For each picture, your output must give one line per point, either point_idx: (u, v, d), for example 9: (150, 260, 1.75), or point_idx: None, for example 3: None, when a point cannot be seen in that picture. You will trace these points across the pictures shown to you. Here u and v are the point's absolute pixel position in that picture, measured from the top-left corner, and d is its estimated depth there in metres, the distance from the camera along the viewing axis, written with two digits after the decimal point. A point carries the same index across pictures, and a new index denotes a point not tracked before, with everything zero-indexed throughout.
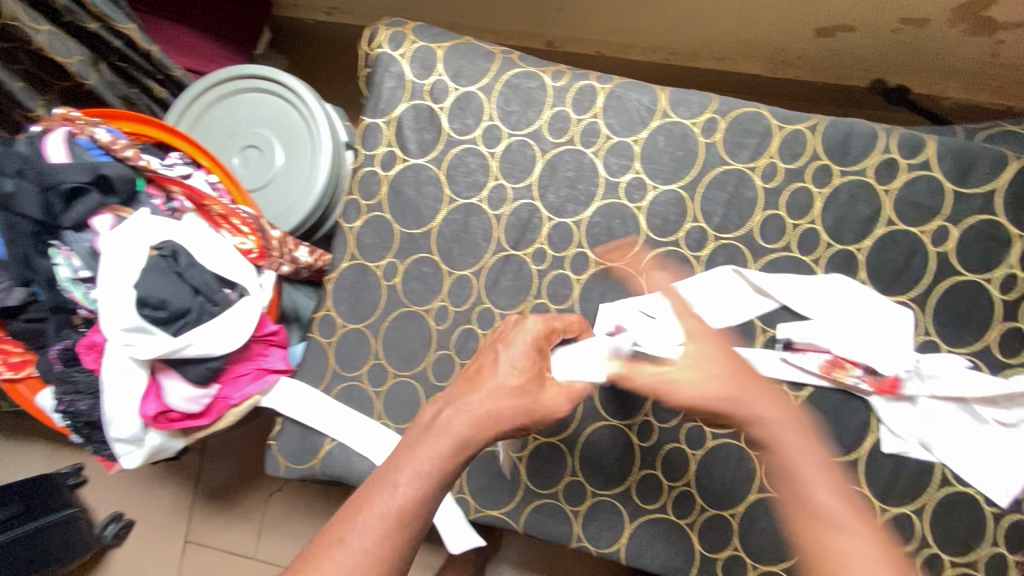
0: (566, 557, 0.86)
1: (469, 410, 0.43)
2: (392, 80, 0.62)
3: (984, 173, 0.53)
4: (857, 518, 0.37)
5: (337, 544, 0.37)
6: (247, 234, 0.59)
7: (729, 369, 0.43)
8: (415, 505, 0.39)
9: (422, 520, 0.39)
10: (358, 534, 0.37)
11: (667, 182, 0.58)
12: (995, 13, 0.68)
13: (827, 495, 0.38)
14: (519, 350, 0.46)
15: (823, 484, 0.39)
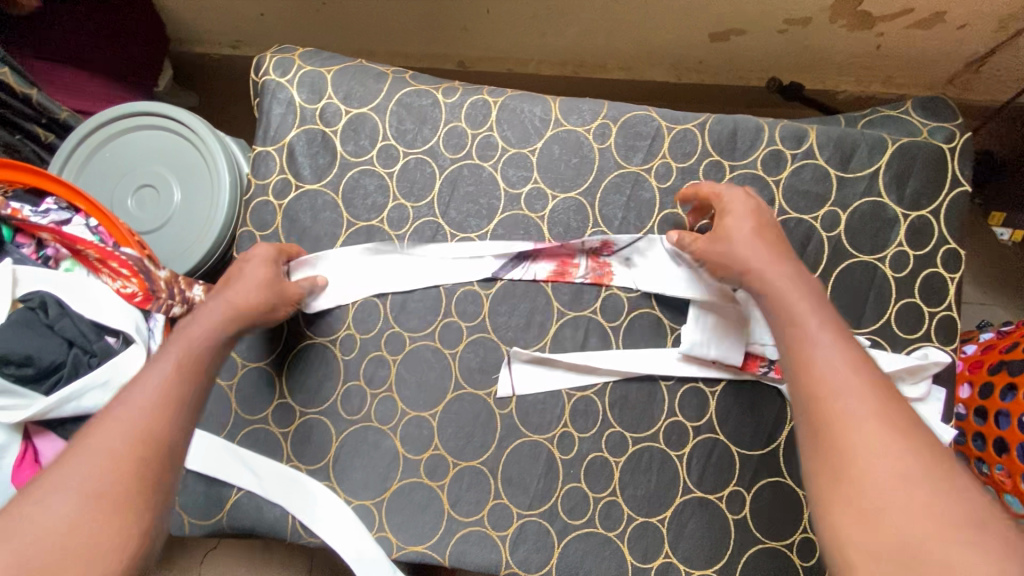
0: None
1: (223, 302, 0.47)
2: (281, 107, 0.60)
3: (863, 157, 0.55)
4: (865, 367, 0.36)
5: (105, 418, 0.36)
6: (128, 277, 0.55)
7: (755, 232, 0.46)
8: (176, 369, 0.40)
9: (193, 380, 0.41)
10: (135, 399, 0.38)
11: (566, 189, 0.57)
12: (867, 8, 0.71)
13: (840, 366, 0.36)
14: (255, 278, 0.50)
15: (826, 330, 0.38)
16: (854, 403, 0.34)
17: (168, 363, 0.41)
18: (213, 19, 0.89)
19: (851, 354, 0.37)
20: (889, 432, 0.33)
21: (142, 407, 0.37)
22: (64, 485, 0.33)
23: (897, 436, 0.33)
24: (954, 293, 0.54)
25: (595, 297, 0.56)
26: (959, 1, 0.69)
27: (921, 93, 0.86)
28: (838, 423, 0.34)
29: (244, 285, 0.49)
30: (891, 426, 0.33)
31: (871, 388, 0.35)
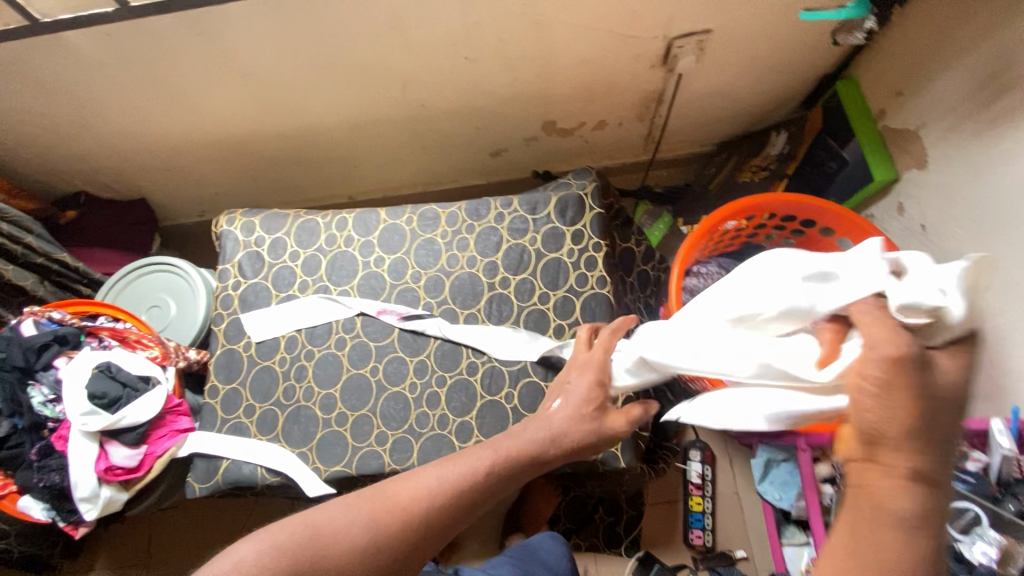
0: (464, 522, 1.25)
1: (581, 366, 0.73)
2: (231, 242, 1.07)
3: (543, 206, 1.05)
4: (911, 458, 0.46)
5: (456, 461, 0.67)
6: (153, 346, 0.99)
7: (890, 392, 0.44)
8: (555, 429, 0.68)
9: (544, 452, 0.68)
10: (491, 456, 0.67)
11: (395, 252, 1.05)
12: (563, 126, 1.26)
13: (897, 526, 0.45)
14: (585, 367, 0.72)
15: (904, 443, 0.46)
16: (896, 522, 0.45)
17: (558, 418, 0.69)
18: (188, 203, 1.40)
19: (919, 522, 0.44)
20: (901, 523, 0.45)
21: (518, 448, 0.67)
22: (424, 478, 0.66)
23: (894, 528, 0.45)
24: (603, 262, 1.01)
25: (418, 304, 1.01)
26: (607, 114, 1.24)
27: (630, 159, 1.40)
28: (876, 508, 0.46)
29: (579, 387, 0.71)
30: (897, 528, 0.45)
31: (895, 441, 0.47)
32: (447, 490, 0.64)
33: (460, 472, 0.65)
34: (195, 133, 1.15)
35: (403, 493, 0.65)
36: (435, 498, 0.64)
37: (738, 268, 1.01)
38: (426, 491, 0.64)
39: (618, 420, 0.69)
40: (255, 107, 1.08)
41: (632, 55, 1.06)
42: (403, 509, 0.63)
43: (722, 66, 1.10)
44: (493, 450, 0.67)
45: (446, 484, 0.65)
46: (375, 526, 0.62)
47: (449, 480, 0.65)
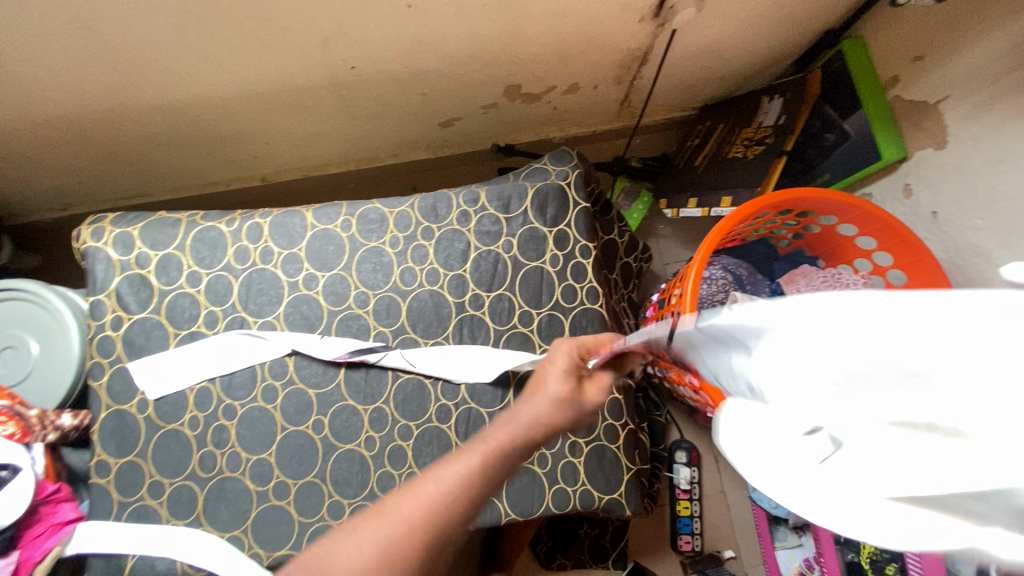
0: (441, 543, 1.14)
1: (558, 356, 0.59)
2: (102, 263, 0.79)
3: (516, 201, 0.85)
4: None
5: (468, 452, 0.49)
6: (6, 421, 0.72)
7: None
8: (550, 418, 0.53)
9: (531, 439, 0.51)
10: (510, 438, 0.50)
11: (331, 268, 0.82)
12: (528, 90, 1.04)
13: None
14: (553, 357, 0.60)
15: None
16: None
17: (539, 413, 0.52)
18: (40, 195, 1.06)
19: None
20: None
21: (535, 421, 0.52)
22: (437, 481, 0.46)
23: None
24: (592, 271, 0.84)
25: (368, 336, 0.81)
26: (581, 76, 1.02)
27: (603, 127, 1.21)
28: None
29: (553, 369, 0.57)
30: None
31: None
32: (465, 482, 0.46)
33: (473, 459, 0.48)
34: (28, 109, 0.82)
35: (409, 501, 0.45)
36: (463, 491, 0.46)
37: (745, 271, 0.89)
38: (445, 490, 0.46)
39: (594, 392, 0.56)
40: (111, 73, 0.78)
41: (619, 6, 0.84)
42: (426, 505, 0.45)
43: (721, 19, 0.91)
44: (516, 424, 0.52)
45: (465, 479, 0.46)
46: (395, 545, 0.42)
47: (463, 474, 0.47)
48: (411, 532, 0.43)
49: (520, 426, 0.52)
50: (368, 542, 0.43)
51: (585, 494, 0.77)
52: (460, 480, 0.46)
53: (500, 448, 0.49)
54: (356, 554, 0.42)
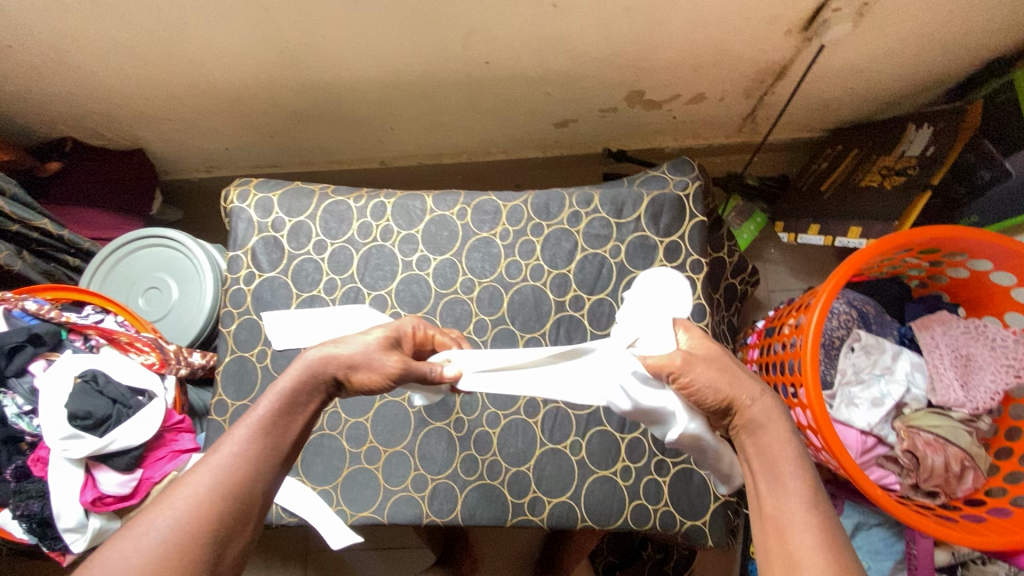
0: (501, 538, 1.14)
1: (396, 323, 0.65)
2: (244, 223, 0.87)
3: (630, 207, 0.84)
4: (814, 497, 0.46)
5: (212, 456, 0.50)
6: (149, 351, 0.82)
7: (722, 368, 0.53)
8: (290, 396, 0.55)
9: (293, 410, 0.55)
10: (232, 440, 0.51)
11: (443, 253, 0.85)
12: (651, 98, 1.02)
13: (799, 517, 0.45)
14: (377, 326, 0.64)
15: (793, 476, 0.47)
16: (798, 516, 0.45)
17: (279, 394, 0.55)
18: (191, 157, 1.19)
19: (824, 526, 0.44)
20: (815, 520, 0.44)
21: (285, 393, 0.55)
22: (194, 480, 0.47)
23: (822, 538, 0.43)
24: (701, 287, 0.81)
25: (469, 322, 0.83)
26: (708, 87, 0.99)
27: (721, 141, 1.17)
28: (785, 520, 0.45)
29: (366, 335, 0.60)
30: (822, 535, 0.43)
31: (808, 503, 0.45)
32: (235, 468, 0.49)
33: (235, 447, 0.50)
34: (201, 81, 0.93)
35: (189, 493, 0.46)
36: (232, 477, 0.48)
37: (872, 309, 0.82)
38: (207, 488, 0.47)
39: (394, 361, 0.59)
40: (276, 53, 0.86)
41: (766, 17, 0.81)
42: (208, 488, 0.47)
43: (876, 38, 0.85)
44: (259, 410, 0.53)
45: (223, 471, 0.48)
46: (196, 526, 0.45)
47: (215, 470, 0.48)
48: (206, 505, 0.46)
49: (354, 361, 0.58)
50: (153, 529, 0.44)
51: (667, 515, 0.75)
52: (212, 481, 0.47)
53: (253, 434, 0.52)
54: (141, 541, 0.43)
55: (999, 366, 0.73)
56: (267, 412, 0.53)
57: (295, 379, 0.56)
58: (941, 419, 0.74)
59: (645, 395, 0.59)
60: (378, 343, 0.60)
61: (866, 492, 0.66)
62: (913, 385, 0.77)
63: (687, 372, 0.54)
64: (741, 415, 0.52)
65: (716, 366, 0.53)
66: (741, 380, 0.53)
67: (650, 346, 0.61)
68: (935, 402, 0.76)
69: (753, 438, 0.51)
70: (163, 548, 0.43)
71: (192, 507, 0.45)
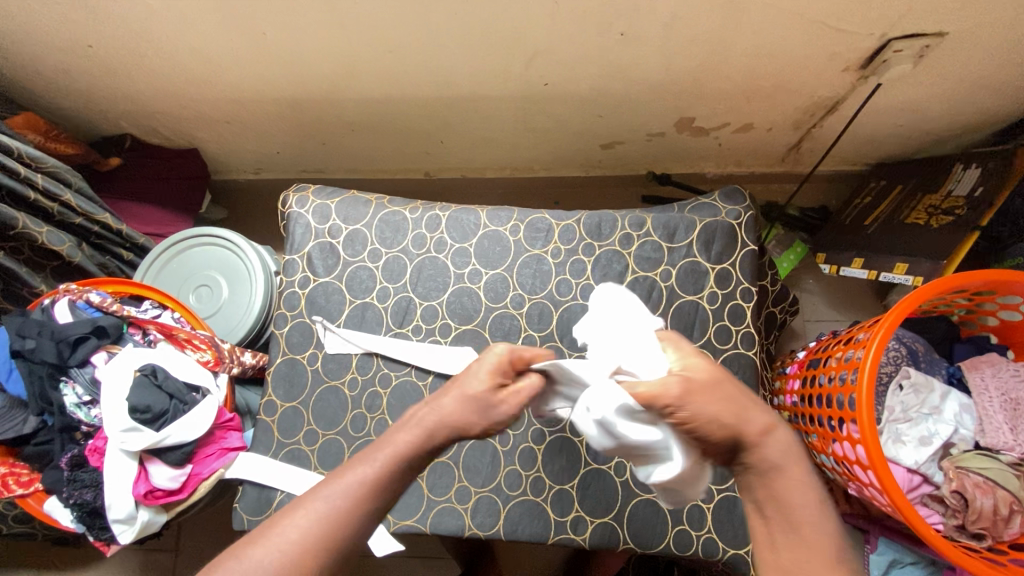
0: (525, 553, 1.14)
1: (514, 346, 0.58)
2: (302, 228, 0.89)
3: (683, 233, 0.85)
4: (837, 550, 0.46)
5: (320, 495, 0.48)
6: (205, 349, 0.84)
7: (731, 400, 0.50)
8: (411, 452, 0.51)
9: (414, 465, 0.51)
10: (347, 482, 0.48)
11: (494, 267, 0.86)
12: (700, 125, 1.04)
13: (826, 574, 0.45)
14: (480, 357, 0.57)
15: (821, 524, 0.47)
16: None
17: (405, 445, 0.51)
18: (242, 159, 1.21)
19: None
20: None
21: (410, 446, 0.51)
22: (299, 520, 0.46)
23: None
24: (751, 315, 0.82)
25: (518, 337, 0.84)
26: (758, 117, 1.00)
27: (764, 169, 1.18)
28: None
29: (480, 368, 0.56)
30: None
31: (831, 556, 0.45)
32: (341, 517, 0.46)
33: (345, 493, 0.47)
34: (266, 88, 0.96)
35: (294, 535, 0.45)
36: (338, 528, 0.46)
37: (921, 347, 0.83)
38: (308, 534, 0.45)
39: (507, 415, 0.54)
40: (343, 65, 0.88)
41: (826, 54, 0.82)
42: (312, 536, 0.45)
43: (932, 79, 0.86)
44: (380, 459, 0.50)
45: (327, 520, 0.46)
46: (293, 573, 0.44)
47: (321, 515, 0.46)
48: (306, 556, 0.44)
49: (461, 417, 0.53)
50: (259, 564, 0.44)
51: (709, 542, 0.75)
52: (315, 528, 0.45)
53: (364, 492, 0.48)
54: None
55: None
56: (387, 463, 0.50)
57: (420, 432, 0.52)
58: (991, 461, 0.74)
59: (630, 429, 0.52)
60: (485, 391, 0.54)
61: (917, 531, 0.66)
62: (961, 426, 0.77)
63: (685, 405, 0.49)
64: (752, 453, 0.49)
65: (720, 397, 0.50)
66: (749, 412, 0.50)
67: (637, 371, 0.56)
68: (983, 444, 0.76)
69: (767, 481, 0.49)
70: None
71: (295, 551, 0.44)
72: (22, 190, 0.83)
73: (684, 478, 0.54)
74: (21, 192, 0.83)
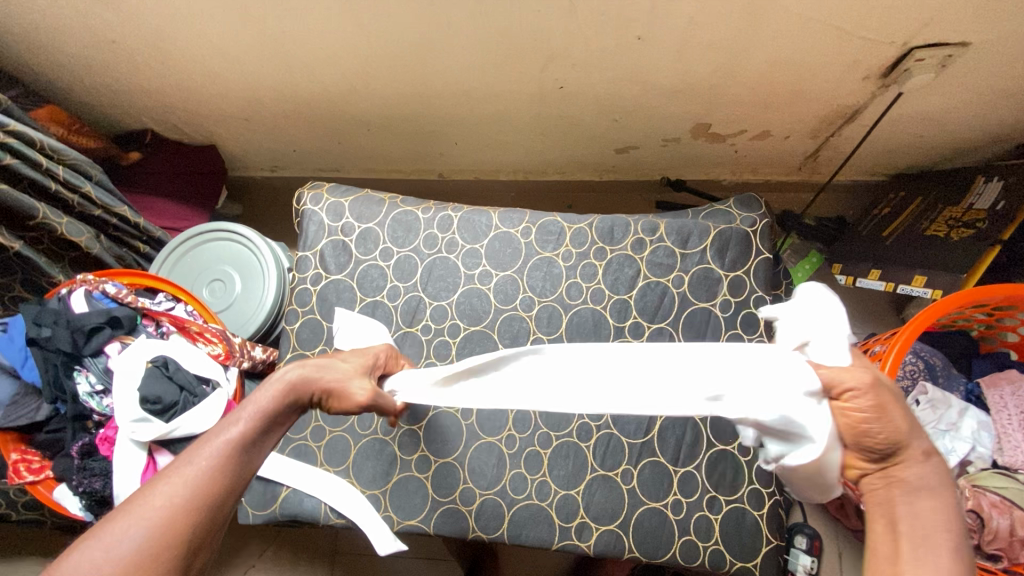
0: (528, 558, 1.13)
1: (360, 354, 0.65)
2: (314, 225, 0.90)
3: (696, 238, 0.84)
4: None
5: (185, 461, 0.44)
6: (216, 342, 0.84)
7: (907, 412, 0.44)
8: (267, 412, 0.50)
9: (270, 423, 0.50)
10: (211, 445, 0.45)
11: (505, 269, 0.86)
12: (716, 131, 1.03)
13: None
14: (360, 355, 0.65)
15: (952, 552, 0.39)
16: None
17: (262, 406, 0.50)
18: (259, 156, 1.23)
19: None
20: None
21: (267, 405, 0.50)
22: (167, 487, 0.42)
23: None
24: (764, 324, 0.81)
25: (527, 339, 0.84)
26: (776, 125, 0.99)
27: (780, 178, 1.17)
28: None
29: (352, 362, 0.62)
30: None
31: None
32: (214, 476, 0.43)
33: (213, 455, 0.44)
34: (285, 86, 0.97)
35: (164, 501, 0.41)
36: (215, 487, 0.43)
37: (940, 361, 0.81)
38: (179, 498, 0.41)
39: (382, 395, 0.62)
40: (360, 64, 0.89)
41: (847, 61, 0.81)
42: (180, 502, 0.41)
43: (956, 88, 0.85)
44: (241, 421, 0.48)
45: (199, 481, 0.43)
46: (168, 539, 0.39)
47: (190, 480, 0.42)
48: (179, 517, 0.40)
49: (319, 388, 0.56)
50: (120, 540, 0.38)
51: (716, 554, 0.74)
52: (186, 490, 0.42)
53: (231, 448, 0.45)
54: (107, 554, 0.38)
55: None
56: (245, 424, 0.48)
57: (272, 395, 0.51)
58: (1008, 480, 0.72)
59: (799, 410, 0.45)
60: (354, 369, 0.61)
61: None
62: (978, 444, 0.75)
63: (869, 395, 0.44)
64: (906, 469, 0.43)
65: (901, 404, 0.45)
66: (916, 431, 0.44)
67: (822, 357, 0.48)
68: (1002, 463, 0.74)
69: (908, 498, 0.42)
70: (128, 559, 0.38)
71: (165, 516, 0.40)
72: (44, 181, 0.83)
73: (816, 481, 0.46)
74: (42, 184, 0.84)
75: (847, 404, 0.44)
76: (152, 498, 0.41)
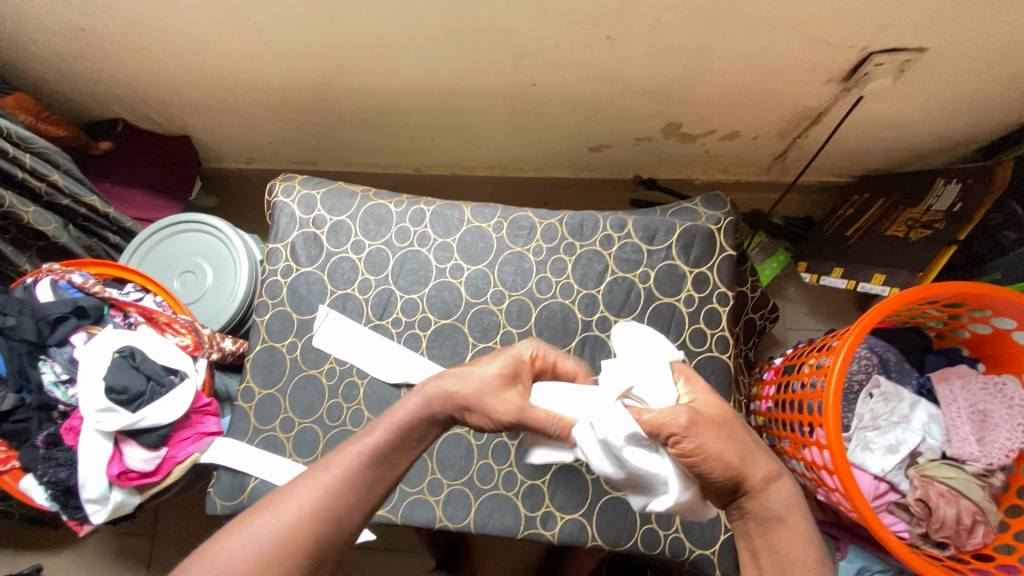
0: (501, 548, 1.15)
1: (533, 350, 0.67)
2: (286, 218, 0.90)
3: (663, 235, 0.86)
4: None
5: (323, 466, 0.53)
6: (185, 333, 0.84)
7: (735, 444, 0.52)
8: (406, 425, 0.57)
9: (406, 439, 0.57)
10: (347, 455, 0.54)
11: (476, 263, 0.87)
12: (687, 131, 1.05)
13: None
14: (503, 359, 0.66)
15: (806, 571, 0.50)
16: None
17: (404, 418, 0.57)
18: (233, 148, 1.22)
19: None
20: None
21: (400, 422, 0.57)
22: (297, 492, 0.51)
23: None
24: (727, 319, 0.83)
25: (496, 333, 0.85)
26: (744, 125, 1.01)
27: (750, 178, 1.19)
28: None
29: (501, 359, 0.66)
30: None
31: None
32: (346, 484, 0.52)
33: (346, 467, 0.53)
34: (258, 78, 0.96)
35: (298, 504, 0.50)
36: (347, 493, 0.52)
37: (893, 356, 0.84)
38: (310, 501, 0.50)
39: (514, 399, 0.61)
40: (332, 56, 0.89)
41: (808, 65, 0.84)
42: (315, 504, 0.50)
43: (912, 93, 0.88)
44: (377, 433, 0.56)
45: (329, 490, 0.51)
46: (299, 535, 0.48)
47: (321, 487, 0.51)
48: (312, 520, 0.49)
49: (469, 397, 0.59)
50: (257, 537, 0.48)
51: (676, 541, 0.76)
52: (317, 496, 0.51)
53: (366, 461, 0.54)
54: (252, 542, 0.47)
55: (1015, 426, 0.75)
56: (380, 438, 0.55)
57: (412, 410, 0.58)
58: (955, 470, 0.75)
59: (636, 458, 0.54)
60: (497, 377, 0.61)
61: (878, 535, 0.66)
62: (928, 436, 0.78)
63: (690, 437, 0.51)
64: (753, 499, 0.53)
65: (723, 436, 0.52)
66: (755, 457, 0.53)
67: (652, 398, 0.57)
68: (950, 454, 0.77)
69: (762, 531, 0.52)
70: (271, 549, 0.47)
71: (298, 516, 0.49)
72: (12, 170, 0.83)
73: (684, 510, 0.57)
74: (9, 172, 0.84)
75: (677, 448, 0.51)
76: (289, 499, 0.50)
